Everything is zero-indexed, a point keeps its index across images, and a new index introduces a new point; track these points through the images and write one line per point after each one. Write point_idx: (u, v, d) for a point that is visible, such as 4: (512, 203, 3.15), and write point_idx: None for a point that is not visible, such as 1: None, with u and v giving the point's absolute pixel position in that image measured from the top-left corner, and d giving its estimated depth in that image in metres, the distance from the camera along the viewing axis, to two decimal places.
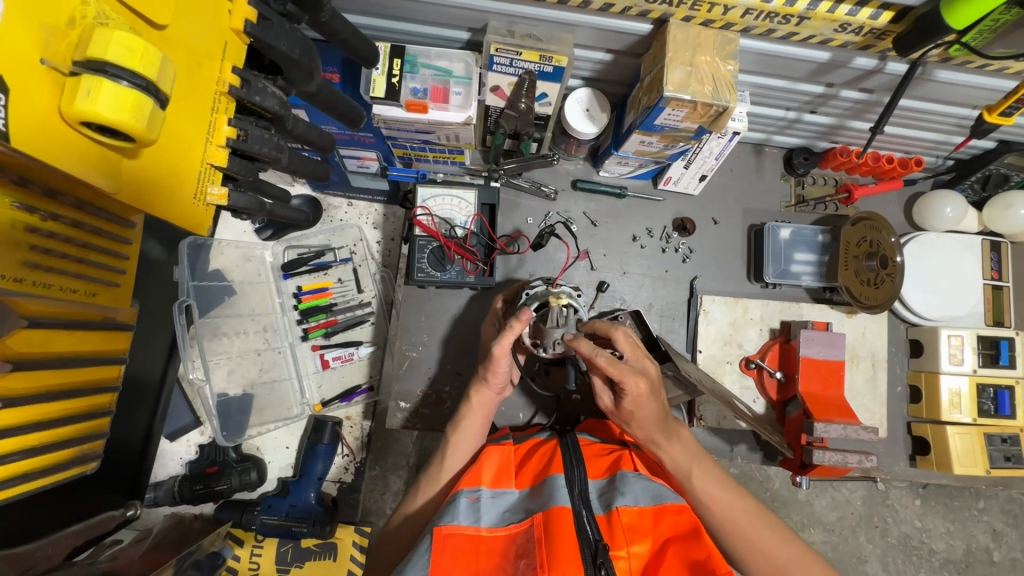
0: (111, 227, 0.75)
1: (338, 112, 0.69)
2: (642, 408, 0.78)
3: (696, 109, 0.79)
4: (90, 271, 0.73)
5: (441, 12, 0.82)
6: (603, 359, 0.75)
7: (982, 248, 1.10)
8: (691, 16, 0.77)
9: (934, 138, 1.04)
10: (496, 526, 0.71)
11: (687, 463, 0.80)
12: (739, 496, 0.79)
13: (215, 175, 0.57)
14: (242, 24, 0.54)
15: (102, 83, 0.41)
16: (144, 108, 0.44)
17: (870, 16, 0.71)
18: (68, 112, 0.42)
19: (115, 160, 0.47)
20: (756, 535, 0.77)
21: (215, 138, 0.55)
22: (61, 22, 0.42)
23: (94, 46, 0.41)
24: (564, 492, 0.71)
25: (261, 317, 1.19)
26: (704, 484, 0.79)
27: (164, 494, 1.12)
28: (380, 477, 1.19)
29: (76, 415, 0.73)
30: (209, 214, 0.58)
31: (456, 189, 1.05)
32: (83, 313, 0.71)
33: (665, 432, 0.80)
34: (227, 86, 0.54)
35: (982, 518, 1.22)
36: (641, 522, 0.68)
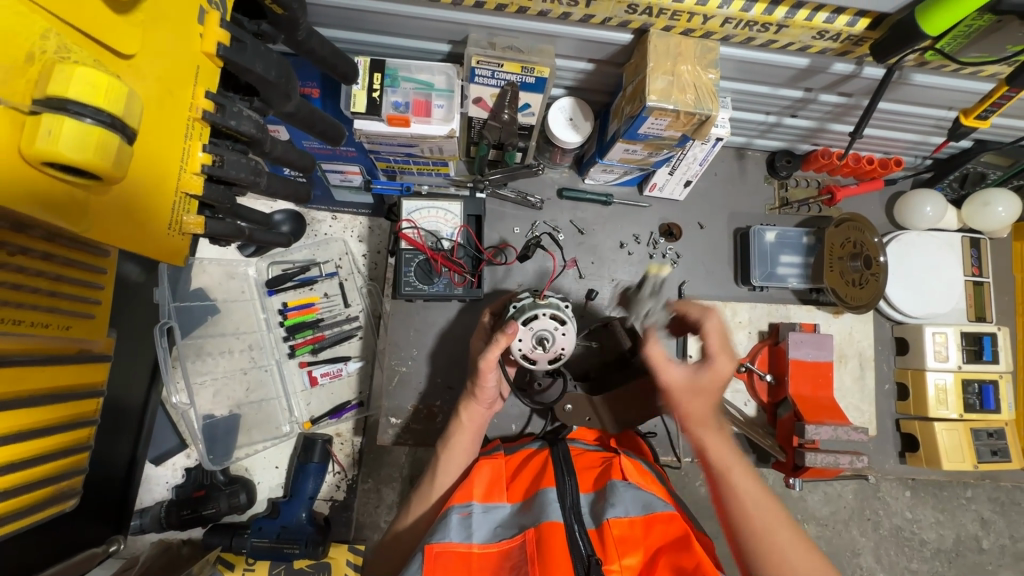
0: (85, 256, 0.72)
1: (318, 131, 0.68)
2: (716, 386, 0.80)
3: (679, 118, 0.79)
4: (63, 303, 0.69)
5: (421, 26, 0.82)
6: (711, 326, 0.82)
7: (961, 245, 1.12)
8: (671, 26, 0.77)
9: (912, 139, 1.05)
10: (488, 543, 0.70)
11: (729, 454, 0.75)
12: (769, 497, 0.71)
13: (191, 204, 0.54)
14: (215, 47, 0.51)
15: (62, 121, 0.38)
16: (109, 146, 0.41)
17: (847, 24, 0.72)
18: (26, 152, 0.39)
19: (82, 198, 0.44)
20: (789, 549, 0.66)
21: (189, 166, 0.52)
22: (18, 59, 0.38)
23: (54, 83, 0.38)
24: (555, 507, 0.70)
25: (246, 335, 1.18)
26: (745, 484, 0.72)
27: (150, 521, 1.09)
28: (373, 490, 1.17)
29: (53, 452, 0.71)
30: (185, 245, 0.55)
31: (441, 201, 1.04)
32: (57, 347, 0.69)
33: (712, 416, 0.79)
34: (201, 111, 0.52)
35: (971, 507, 1.24)
36: (632, 533, 0.67)
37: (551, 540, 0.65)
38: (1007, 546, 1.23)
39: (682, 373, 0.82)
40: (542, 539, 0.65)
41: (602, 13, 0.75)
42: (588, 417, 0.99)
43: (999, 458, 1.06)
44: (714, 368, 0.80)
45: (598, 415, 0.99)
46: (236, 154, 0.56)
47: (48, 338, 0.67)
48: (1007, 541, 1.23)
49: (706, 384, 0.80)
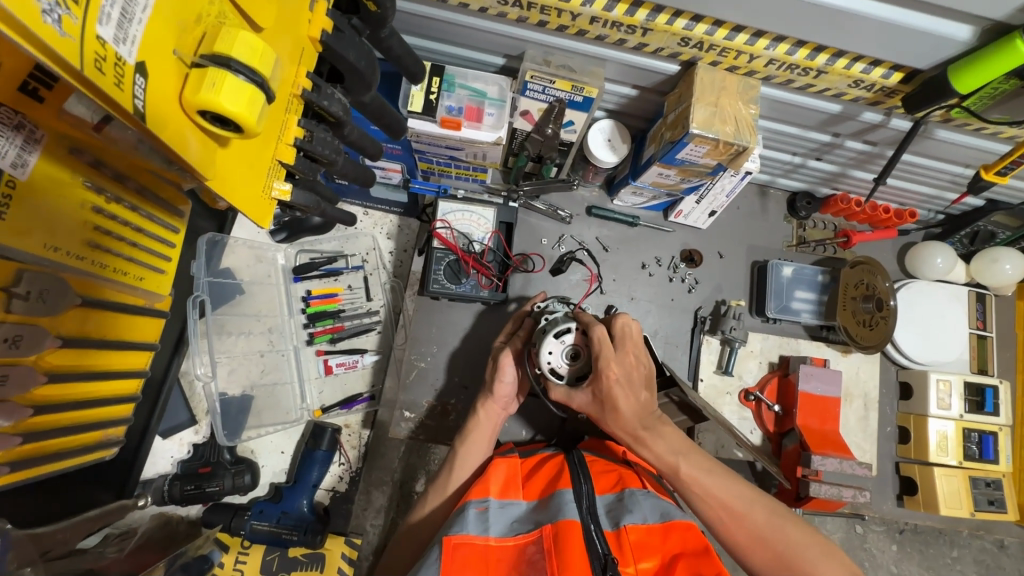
0: (161, 214, 0.78)
1: (384, 123, 0.72)
2: (619, 398, 0.80)
3: (717, 147, 0.83)
4: (141, 256, 0.76)
5: (482, 38, 0.87)
6: (598, 334, 0.82)
7: (968, 298, 1.16)
8: (718, 62, 0.82)
9: (928, 192, 1.10)
10: (504, 536, 0.71)
11: (672, 462, 0.78)
12: (730, 483, 0.76)
13: (279, 172, 0.56)
14: (319, 33, 0.55)
15: (226, 77, 0.42)
16: (258, 104, 0.45)
17: (882, 75, 0.77)
18: (190, 100, 0.42)
19: (213, 148, 0.47)
20: (755, 521, 0.73)
21: (285, 138, 0.56)
22: (190, 17, 0.42)
23: (221, 42, 0.42)
24: (572, 506, 0.72)
25: (267, 318, 1.20)
26: (695, 479, 0.77)
27: (153, 493, 1.09)
28: (362, 492, 1.13)
29: (108, 398, 0.78)
30: (271, 210, 0.57)
31: (475, 206, 1.07)
32: (125, 297, 0.76)
33: (648, 425, 0.81)
34: (301, 89, 0.55)
35: (955, 566, 1.16)
36: (648, 539, 0.69)
37: (569, 536, 0.66)
38: None
39: (586, 398, 0.84)
40: (559, 536, 0.67)
41: (655, 43, 0.80)
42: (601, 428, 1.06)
43: (994, 509, 1.08)
44: (610, 395, 0.80)
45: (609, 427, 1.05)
46: (323, 132, 0.60)
47: (124, 286, 0.75)
48: None
49: (609, 404, 0.81)
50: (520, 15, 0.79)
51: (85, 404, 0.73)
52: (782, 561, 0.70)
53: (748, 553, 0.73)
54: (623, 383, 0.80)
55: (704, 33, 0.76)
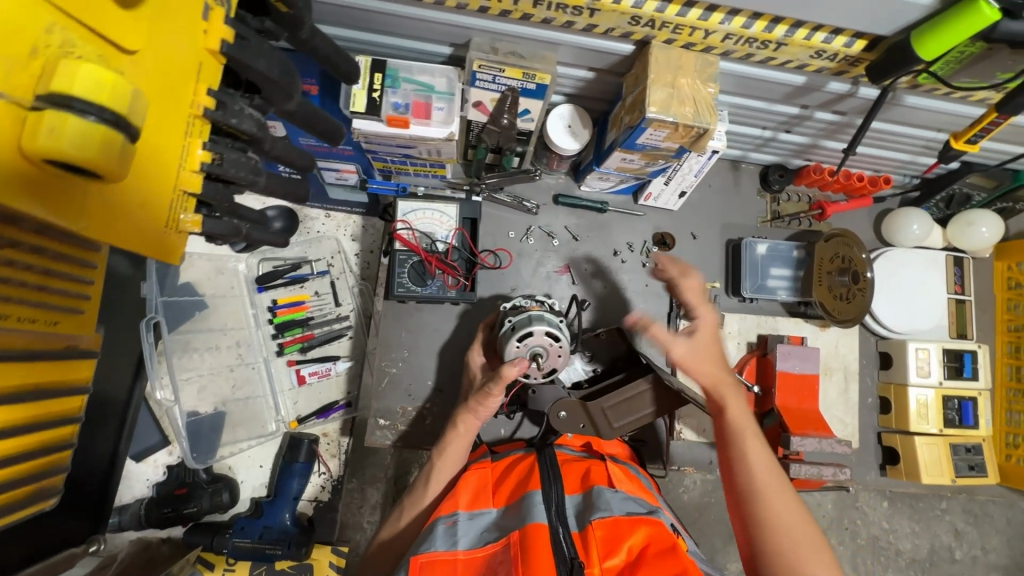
0: (73, 251, 0.72)
1: (319, 130, 0.67)
2: (704, 363, 0.83)
3: (677, 130, 0.80)
4: (52, 298, 0.69)
5: (424, 27, 0.82)
6: (659, 324, 0.86)
7: (946, 263, 1.14)
8: (673, 39, 0.77)
9: (902, 158, 1.07)
10: (472, 548, 0.73)
11: (742, 421, 0.79)
12: (775, 470, 0.75)
13: (188, 202, 0.52)
14: (219, 45, 0.51)
15: (68, 120, 0.37)
16: (112, 145, 0.40)
17: (844, 45, 0.73)
18: (29, 149, 0.38)
19: (82, 193, 0.43)
20: (787, 511, 0.71)
21: (188, 164, 0.51)
22: (24, 53, 0.38)
23: (58, 80, 0.37)
24: (540, 508, 0.75)
25: (234, 331, 1.16)
26: (753, 448, 0.77)
27: (130, 518, 1.07)
28: (357, 490, 1.14)
29: (36, 450, 0.70)
30: (180, 246, 0.54)
31: (436, 203, 1.03)
32: (47, 344, 0.69)
33: (703, 394, 0.83)
34: (202, 108, 0.51)
35: (945, 517, 1.30)
36: (614, 533, 0.71)
37: (535, 540, 0.68)
38: (979, 557, 1.30)
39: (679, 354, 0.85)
40: (526, 541, 0.69)
41: (605, 24, 0.75)
42: (583, 423, 0.94)
43: (975, 473, 1.08)
44: (688, 362, 0.84)
45: (593, 421, 0.94)
46: (236, 152, 0.55)
47: (37, 333, 0.67)
48: (977, 551, 1.30)
49: (697, 364, 0.84)
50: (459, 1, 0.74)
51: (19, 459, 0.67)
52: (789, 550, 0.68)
53: (761, 536, 0.71)
54: (723, 356, 0.85)
55: (654, 11, 0.71)
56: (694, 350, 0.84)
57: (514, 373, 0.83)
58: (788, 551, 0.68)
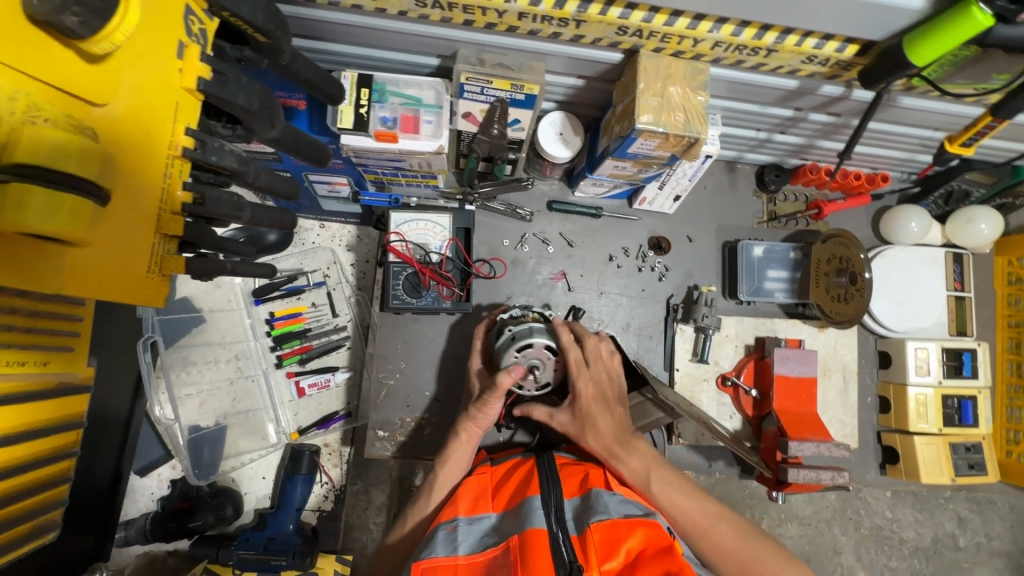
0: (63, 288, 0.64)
1: (303, 154, 0.66)
2: (595, 408, 0.88)
3: (668, 139, 0.79)
4: (41, 340, 0.62)
5: (410, 41, 0.81)
6: (575, 356, 0.88)
7: (945, 261, 1.13)
8: (661, 48, 0.76)
9: (899, 156, 1.06)
10: (473, 553, 0.74)
11: (646, 471, 0.84)
12: (698, 498, 0.83)
13: (170, 243, 0.53)
14: (195, 82, 0.50)
15: (31, 192, 0.37)
16: (84, 213, 0.41)
17: (836, 50, 0.72)
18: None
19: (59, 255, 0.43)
20: (723, 533, 0.81)
21: (168, 206, 0.51)
22: None
23: (22, 150, 0.37)
24: (539, 514, 0.76)
25: (232, 344, 1.17)
26: (666, 493, 0.83)
27: (136, 533, 1.08)
28: (362, 491, 1.16)
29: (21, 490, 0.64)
30: (165, 289, 0.53)
31: (429, 213, 1.03)
32: (30, 386, 0.61)
33: (623, 442, 0.87)
34: (181, 148, 0.51)
35: (948, 505, 1.31)
36: (612, 537, 0.72)
37: (534, 543, 0.70)
38: (983, 544, 1.31)
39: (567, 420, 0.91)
40: (526, 544, 0.71)
41: (592, 34, 0.74)
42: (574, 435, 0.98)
43: (976, 472, 1.08)
44: (588, 412, 0.88)
45: None
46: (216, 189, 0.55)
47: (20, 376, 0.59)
48: (981, 538, 1.31)
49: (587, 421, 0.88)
50: (443, 15, 0.73)
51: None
52: (742, 565, 0.79)
53: (717, 565, 0.80)
54: (597, 399, 0.89)
55: (641, 21, 0.70)
56: (597, 406, 0.88)
57: (508, 382, 0.84)
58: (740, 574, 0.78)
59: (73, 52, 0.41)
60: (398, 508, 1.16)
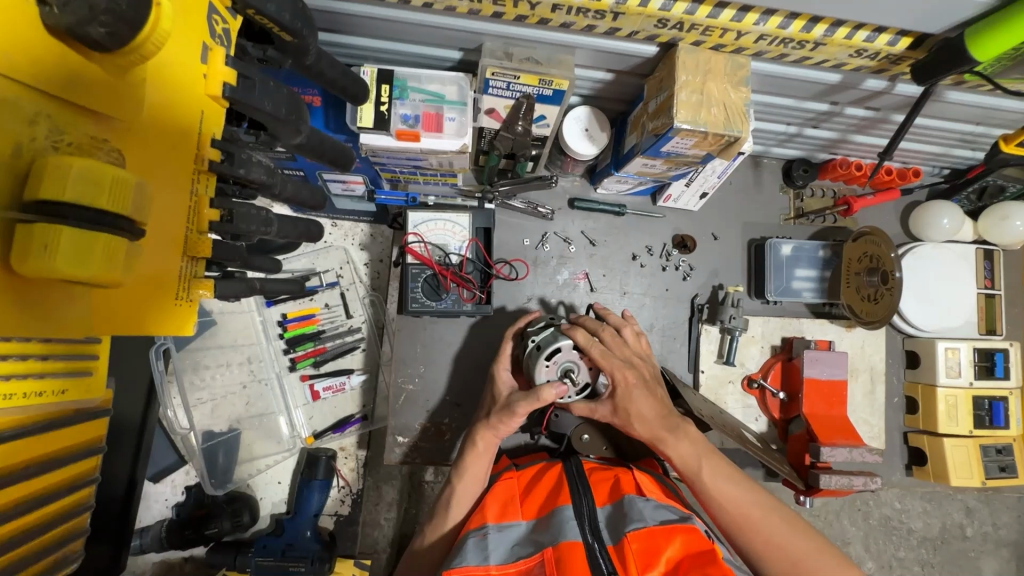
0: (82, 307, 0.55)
1: (329, 159, 0.62)
2: (638, 396, 0.82)
3: (706, 139, 0.75)
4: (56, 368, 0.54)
5: (432, 34, 0.76)
6: (598, 351, 0.83)
7: (976, 257, 1.10)
8: (701, 41, 0.72)
9: (934, 151, 1.02)
10: (505, 564, 0.72)
11: (695, 459, 0.80)
12: (749, 489, 0.79)
13: (199, 265, 0.51)
14: (220, 88, 0.47)
15: (59, 233, 0.35)
16: (116, 251, 0.38)
17: (887, 43, 0.68)
18: (20, 268, 0.35)
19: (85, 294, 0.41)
20: (772, 529, 0.76)
21: (195, 226, 0.49)
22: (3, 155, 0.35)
23: (48, 187, 0.35)
24: (573, 526, 0.75)
25: (245, 347, 1.14)
26: (715, 480, 0.79)
27: (150, 541, 1.05)
28: (373, 488, 1.17)
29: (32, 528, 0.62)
30: (195, 313, 0.51)
31: (448, 212, 0.99)
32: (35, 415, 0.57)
33: (670, 427, 0.82)
34: (208, 161, 0.48)
35: (957, 497, 1.29)
36: (651, 545, 0.70)
37: (570, 556, 0.69)
38: (990, 533, 1.30)
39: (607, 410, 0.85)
40: (561, 556, 0.69)
41: (629, 27, 0.70)
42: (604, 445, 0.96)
43: (1005, 475, 1.06)
44: (629, 399, 0.82)
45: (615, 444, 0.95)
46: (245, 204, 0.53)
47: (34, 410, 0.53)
48: (988, 528, 1.30)
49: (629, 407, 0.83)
50: (471, 8, 0.69)
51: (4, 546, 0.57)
52: (793, 563, 0.73)
53: (763, 562, 0.75)
54: (640, 382, 0.83)
55: (683, 13, 0.66)
56: (638, 390, 0.82)
57: (553, 396, 0.81)
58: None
59: (98, 67, 0.39)
60: (410, 503, 1.16)
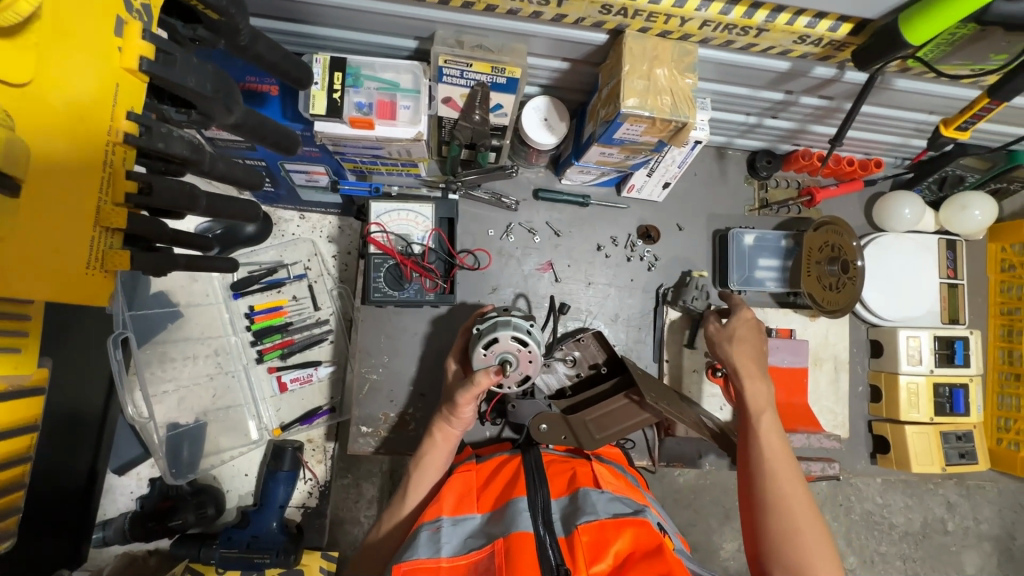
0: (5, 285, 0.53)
1: (270, 142, 0.63)
2: (751, 333, 0.89)
3: (655, 125, 0.76)
4: None
5: (384, 21, 0.77)
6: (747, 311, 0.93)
7: (937, 248, 1.12)
8: (647, 28, 0.73)
9: (893, 141, 1.03)
10: (456, 556, 0.72)
11: (765, 407, 0.81)
12: (788, 456, 0.76)
13: (116, 237, 0.51)
14: (138, 62, 0.48)
15: None
16: None
17: (829, 28, 0.69)
18: None
19: None
20: (794, 492, 0.72)
21: (110, 196, 0.50)
22: None
23: None
24: (525, 515, 0.75)
25: (212, 340, 1.13)
26: (767, 428, 0.78)
27: (114, 532, 1.06)
28: (352, 485, 1.17)
29: None
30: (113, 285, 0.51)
31: (411, 203, 1.00)
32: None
33: (751, 372, 0.85)
34: (122, 134, 0.49)
35: (937, 491, 1.30)
36: (600, 538, 0.71)
37: (520, 548, 0.69)
38: (972, 527, 1.31)
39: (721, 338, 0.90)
40: (510, 548, 0.69)
41: (575, 13, 0.70)
42: (565, 434, 0.95)
43: (966, 461, 1.08)
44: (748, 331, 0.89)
45: (576, 432, 0.94)
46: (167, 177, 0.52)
47: None
48: (970, 523, 1.31)
49: (746, 341, 0.88)
50: None
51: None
52: (790, 530, 0.69)
53: (764, 519, 0.71)
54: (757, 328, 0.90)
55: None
56: (750, 325, 0.90)
57: (487, 382, 0.81)
58: (792, 531, 0.69)
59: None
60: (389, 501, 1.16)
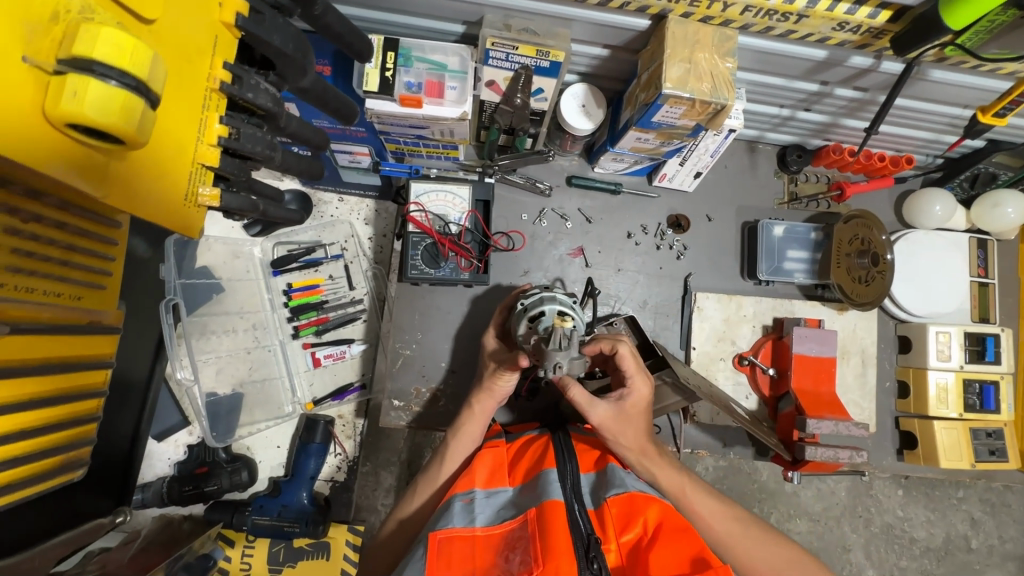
0: (96, 228, 0.74)
1: (331, 108, 0.69)
2: (637, 410, 0.86)
3: (694, 107, 0.78)
4: (74, 273, 0.71)
5: (436, 5, 0.81)
6: (624, 350, 0.87)
7: (969, 245, 1.12)
8: (690, 13, 0.76)
9: (925, 137, 1.05)
10: (490, 525, 0.74)
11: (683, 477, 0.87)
12: (725, 510, 0.86)
13: (206, 175, 0.56)
14: (234, 18, 0.53)
15: (89, 82, 0.41)
16: (134, 109, 0.44)
17: (868, 15, 0.71)
18: (52, 112, 0.41)
19: (105, 163, 0.46)
20: (752, 547, 0.82)
21: (206, 137, 0.55)
22: (44, 17, 0.41)
23: (81, 44, 0.40)
24: (557, 486, 0.76)
25: (250, 315, 1.18)
26: (699, 500, 0.85)
27: (152, 495, 1.10)
28: (371, 473, 1.18)
29: (49, 425, 0.70)
30: (199, 216, 0.57)
31: (449, 184, 1.03)
32: (70, 317, 0.70)
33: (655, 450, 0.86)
34: (219, 82, 0.54)
35: (961, 506, 1.29)
36: (630, 510, 0.72)
37: (552, 515, 0.69)
38: (996, 546, 1.29)
39: (607, 410, 0.85)
40: (543, 515, 0.70)
41: None
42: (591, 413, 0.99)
43: (995, 459, 1.07)
44: (629, 412, 0.85)
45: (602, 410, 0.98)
46: (251, 127, 0.59)
47: (61, 306, 0.69)
48: (994, 541, 1.29)
49: (632, 419, 0.85)
50: None
51: (23, 435, 0.66)
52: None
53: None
54: (640, 408, 0.87)
55: None
56: (620, 407, 0.85)
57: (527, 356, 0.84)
58: None
59: None
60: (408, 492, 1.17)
